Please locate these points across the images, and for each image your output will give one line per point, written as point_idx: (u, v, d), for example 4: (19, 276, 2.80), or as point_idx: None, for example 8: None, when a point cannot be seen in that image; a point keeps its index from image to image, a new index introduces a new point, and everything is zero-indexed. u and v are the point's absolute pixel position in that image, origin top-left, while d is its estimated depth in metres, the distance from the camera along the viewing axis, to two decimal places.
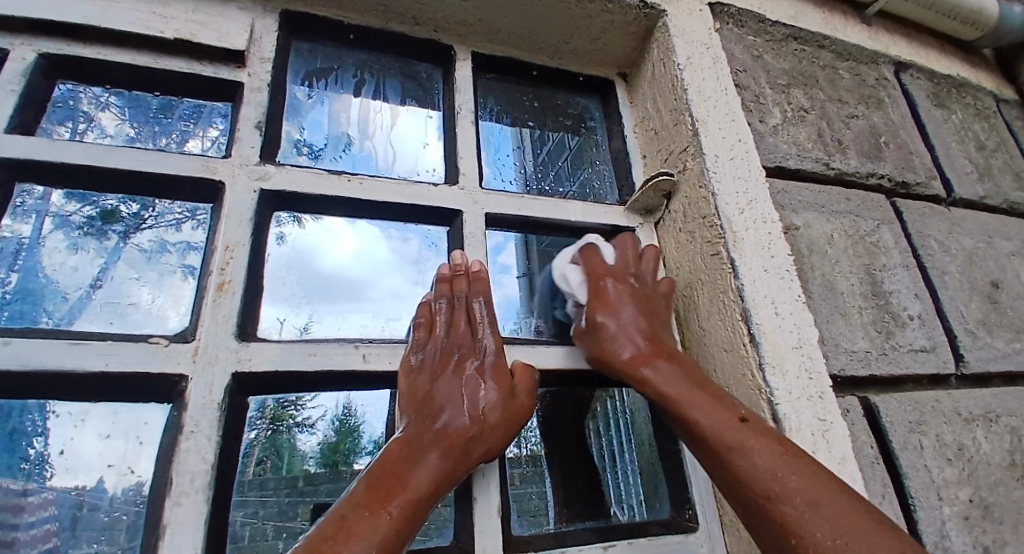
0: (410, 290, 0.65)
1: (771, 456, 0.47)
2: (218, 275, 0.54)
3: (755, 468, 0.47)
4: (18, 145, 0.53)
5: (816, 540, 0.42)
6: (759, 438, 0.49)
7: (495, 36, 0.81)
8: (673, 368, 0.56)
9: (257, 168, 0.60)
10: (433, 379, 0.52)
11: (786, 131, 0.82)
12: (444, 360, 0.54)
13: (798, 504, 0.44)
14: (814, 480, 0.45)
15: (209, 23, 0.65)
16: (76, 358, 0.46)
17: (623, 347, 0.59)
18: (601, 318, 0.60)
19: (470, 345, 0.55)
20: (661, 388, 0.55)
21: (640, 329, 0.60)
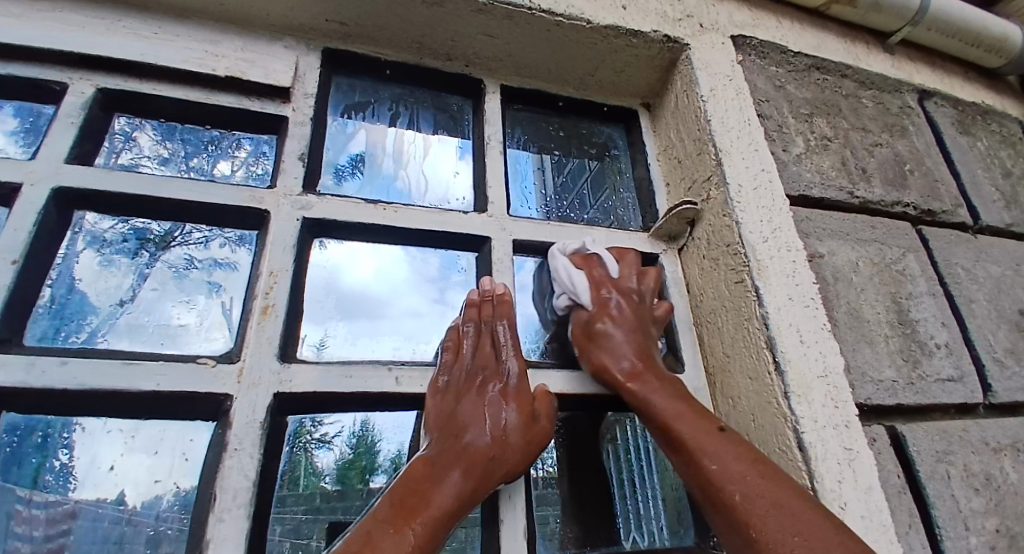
0: (429, 307, 0.66)
1: (739, 461, 0.50)
2: (262, 299, 0.56)
3: (722, 469, 0.50)
4: (81, 177, 0.57)
5: (776, 537, 0.45)
6: (731, 445, 0.51)
7: (523, 70, 0.85)
8: (658, 381, 0.57)
9: (298, 198, 0.63)
10: (458, 399, 0.54)
11: (810, 160, 0.83)
12: (470, 382, 0.55)
13: (762, 504, 0.47)
14: (778, 485, 0.48)
15: (258, 61, 0.70)
16: (130, 378, 0.49)
17: (619, 359, 0.59)
18: (604, 328, 0.61)
19: (496, 369, 0.56)
20: (647, 396, 0.56)
21: (632, 341, 0.60)
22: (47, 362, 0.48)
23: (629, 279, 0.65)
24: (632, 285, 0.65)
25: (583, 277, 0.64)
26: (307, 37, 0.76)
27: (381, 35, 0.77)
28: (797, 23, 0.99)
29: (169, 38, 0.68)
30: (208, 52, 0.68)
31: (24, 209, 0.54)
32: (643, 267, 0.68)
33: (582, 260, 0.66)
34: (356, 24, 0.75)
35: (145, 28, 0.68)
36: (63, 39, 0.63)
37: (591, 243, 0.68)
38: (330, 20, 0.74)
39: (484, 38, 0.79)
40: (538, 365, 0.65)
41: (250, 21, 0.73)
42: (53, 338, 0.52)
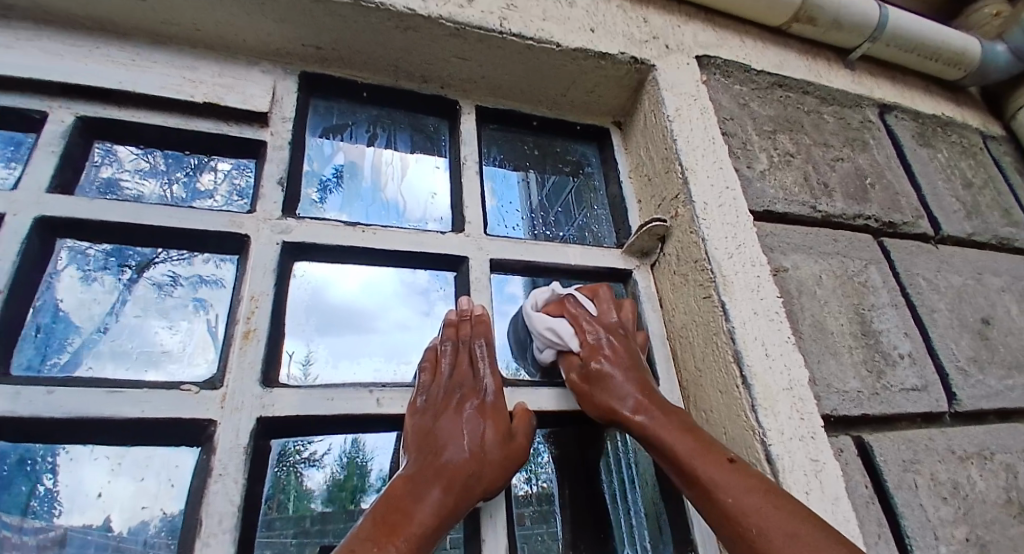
0: (418, 321, 0.68)
1: (752, 493, 0.51)
2: (243, 324, 0.57)
3: (737, 504, 0.50)
4: (63, 205, 0.57)
5: None
6: (743, 477, 0.52)
7: (497, 91, 0.87)
8: (665, 413, 0.58)
9: (279, 222, 0.64)
10: (437, 416, 0.55)
11: (774, 176, 0.87)
12: (447, 399, 0.57)
13: (779, 536, 0.48)
14: (793, 515, 0.49)
15: (235, 86, 0.71)
16: (114, 406, 0.50)
17: (623, 398, 0.59)
18: (601, 368, 0.61)
19: (474, 387, 0.58)
20: (656, 433, 0.56)
21: (631, 375, 0.61)
22: (32, 393, 0.48)
23: (607, 313, 0.67)
24: (614, 317, 0.67)
25: (565, 325, 0.65)
26: (285, 62, 0.78)
27: (356, 59, 0.79)
28: (760, 42, 1.04)
29: (145, 65, 0.69)
30: (185, 79, 0.69)
31: (6, 238, 0.54)
32: (616, 299, 0.70)
33: (557, 307, 0.67)
34: (331, 49, 0.77)
35: (122, 55, 0.69)
36: (38, 66, 0.63)
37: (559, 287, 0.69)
38: (306, 45, 0.76)
39: (458, 61, 0.81)
40: (516, 384, 0.67)
41: (227, 46, 0.75)
42: (39, 368, 0.52)
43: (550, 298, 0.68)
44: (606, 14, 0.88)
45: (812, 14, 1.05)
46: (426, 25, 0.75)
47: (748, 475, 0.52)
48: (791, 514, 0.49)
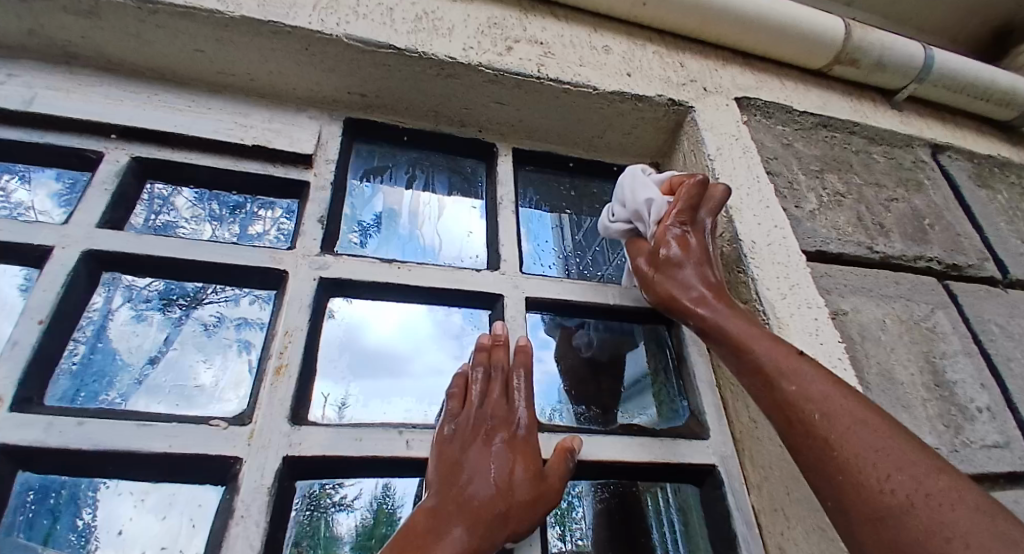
0: (451, 364, 0.65)
1: (820, 384, 0.50)
2: (276, 359, 0.57)
3: (801, 391, 0.50)
4: (113, 240, 0.59)
5: (859, 453, 0.45)
6: (809, 369, 0.52)
7: (533, 134, 0.88)
8: (730, 310, 0.60)
9: (318, 258, 0.65)
10: (465, 448, 0.51)
11: (825, 215, 0.83)
12: (477, 430, 0.53)
13: (848, 422, 0.47)
14: (864, 408, 0.48)
15: (284, 131, 0.74)
16: (142, 440, 0.49)
17: (687, 289, 0.63)
18: (670, 255, 0.65)
19: (506, 419, 0.54)
20: (718, 326, 0.59)
21: (700, 271, 0.64)
22: (64, 423, 0.48)
23: (703, 209, 0.68)
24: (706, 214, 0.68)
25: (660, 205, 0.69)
26: (331, 108, 0.81)
27: (399, 105, 0.82)
28: (801, 84, 1.02)
29: (201, 111, 0.73)
30: (237, 123, 0.73)
31: (55, 271, 0.56)
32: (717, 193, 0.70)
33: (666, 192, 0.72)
34: (376, 96, 0.80)
35: (181, 102, 0.73)
36: (103, 111, 0.67)
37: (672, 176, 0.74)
38: (352, 92, 0.79)
39: (496, 105, 0.83)
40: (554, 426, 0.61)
41: (279, 95, 0.79)
42: (72, 399, 0.52)
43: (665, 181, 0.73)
44: (642, 59, 0.89)
45: (854, 56, 1.04)
46: (466, 72, 0.77)
47: (819, 369, 0.52)
48: (859, 403, 0.48)
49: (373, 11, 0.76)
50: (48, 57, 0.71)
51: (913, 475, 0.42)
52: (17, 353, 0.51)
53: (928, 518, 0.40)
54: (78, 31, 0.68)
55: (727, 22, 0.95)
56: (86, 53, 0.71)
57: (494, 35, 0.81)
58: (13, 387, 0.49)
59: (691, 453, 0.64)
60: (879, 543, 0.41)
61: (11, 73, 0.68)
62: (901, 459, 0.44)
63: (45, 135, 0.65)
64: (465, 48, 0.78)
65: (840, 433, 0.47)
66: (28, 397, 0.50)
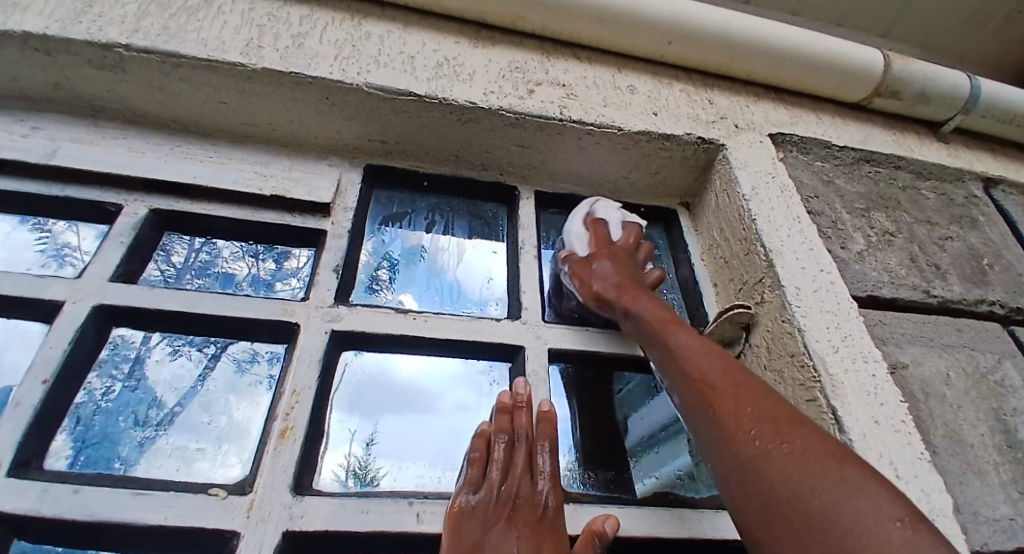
0: (477, 401, 0.62)
1: (714, 364, 0.53)
2: (281, 421, 0.53)
3: (699, 369, 0.53)
4: (126, 294, 0.58)
5: (739, 419, 0.47)
6: (706, 350, 0.55)
7: (557, 176, 0.85)
8: (649, 303, 0.63)
9: (330, 310, 0.62)
10: (486, 528, 0.46)
11: (874, 257, 0.77)
12: (499, 508, 0.48)
13: (733, 397, 0.49)
14: (751, 384, 0.50)
15: (302, 179, 0.73)
16: (137, 511, 0.45)
17: (610, 284, 0.66)
18: (598, 262, 0.69)
19: (531, 496, 0.49)
20: (638, 316, 0.62)
21: (621, 272, 0.68)
22: (60, 490, 0.45)
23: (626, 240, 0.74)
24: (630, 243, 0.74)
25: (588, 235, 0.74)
26: (351, 156, 0.80)
27: (419, 151, 0.80)
28: (838, 119, 0.97)
29: (221, 161, 0.73)
30: (257, 172, 0.72)
31: (64, 326, 0.54)
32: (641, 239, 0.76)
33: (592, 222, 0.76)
34: (395, 142, 0.79)
35: (202, 153, 0.73)
36: (124, 163, 0.68)
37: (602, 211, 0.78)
38: (371, 139, 0.78)
39: (517, 149, 0.80)
40: (581, 497, 0.55)
41: (299, 143, 0.78)
42: (71, 463, 0.49)
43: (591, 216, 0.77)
44: (669, 98, 0.86)
45: (895, 88, 0.99)
46: (486, 117, 0.76)
47: (717, 350, 0.55)
48: (743, 377, 0.51)
49: (394, 59, 0.76)
50: (76, 110, 0.72)
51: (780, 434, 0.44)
52: (19, 413, 0.49)
53: (791, 474, 0.41)
54: (103, 84, 0.70)
55: (756, 58, 0.92)
56: (111, 106, 0.72)
57: (515, 79, 0.80)
58: (11, 450, 0.46)
59: (737, 527, 0.56)
60: (755, 499, 0.42)
61: (37, 127, 0.69)
62: (774, 422, 0.45)
63: (65, 189, 0.65)
64: (486, 92, 0.76)
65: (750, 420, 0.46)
66: (26, 461, 0.47)
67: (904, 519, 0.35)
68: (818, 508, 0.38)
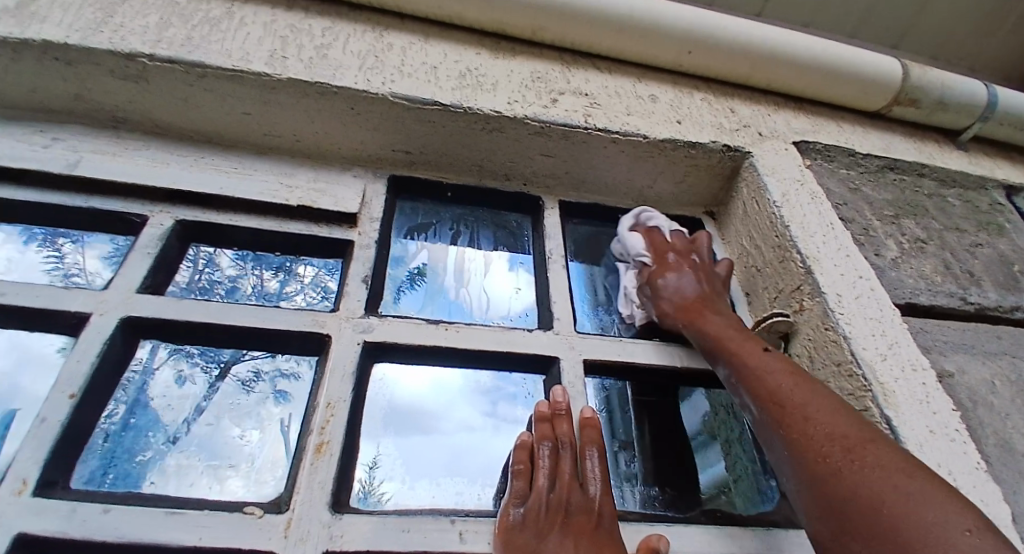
0: (481, 422, 0.59)
1: (783, 377, 0.54)
2: (316, 436, 0.51)
3: (770, 388, 0.53)
4: (151, 306, 0.57)
5: (813, 438, 0.47)
6: (777, 366, 0.55)
7: (580, 185, 0.84)
8: (727, 321, 0.64)
9: (361, 321, 0.61)
10: (541, 537, 0.44)
11: (908, 264, 0.76)
12: (552, 514, 0.46)
13: (801, 415, 0.50)
14: (820, 397, 0.50)
15: (329, 190, 0.72)
16: (169, 531, 0.43)
17: (684, 301, 0.67)
18: (666, 277, 0.70)
19: (584, 503, 0.47)
20: (709, 332, 0.63)
21: (692, 288, 0.69)
22: (88, 510, 0.43)
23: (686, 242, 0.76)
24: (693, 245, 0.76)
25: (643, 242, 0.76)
26: (376, 167, 0.79)
27: (442, 161, 0.80)
28: (861, 128, 0.97)
29: (245, 172, 0.72)
30: (282, 184, 0.71)
31: (92, 338, 0.53)
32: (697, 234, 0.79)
33: (643, 230, 0.78)
34: (420, 153, 0.78)
35: (225, 164, 0.73)
36: (146, 174, 0.67)
37: (650, 214, 0.80)
38: (396, 149, 0.78)
39: (541, 157, 0.80)
40: (627, 514, 0.53)
41: (323, 155, 0.78)
42: (99, 482, 0.47)
43: (641, 222, 0.79)
44: (692, 107, 0.86)
45: (913, 96, 0.99)
46: (512, 126, 0.75)
47: (787, 364, 0.56)
48: (821, 395, 0.51)
49: (417, 70, 0.76)
50: (98, 122, 0.72)
51: (855, 454, 0.44)
52: (45, 430, 0.47)
53: (873, 495, 0.41)
54: (125, 96, 0.70)
55: (777, 66, 0.92)
56: (134, 118, 0.72)
57: (538, 88, 0.80)
58: (37, 469, 0.44)
59: (790, 543, 0.54)
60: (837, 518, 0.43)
61: (57, 137, 0.69)
62: (850, 440, 0.46)
63: (89, 200, 0.64)
64: (510, 101, 0.76)
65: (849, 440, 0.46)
66: (52, 480, 0.45)
67: (973, 527, 0.36)
68: (865, 496, 0.41)
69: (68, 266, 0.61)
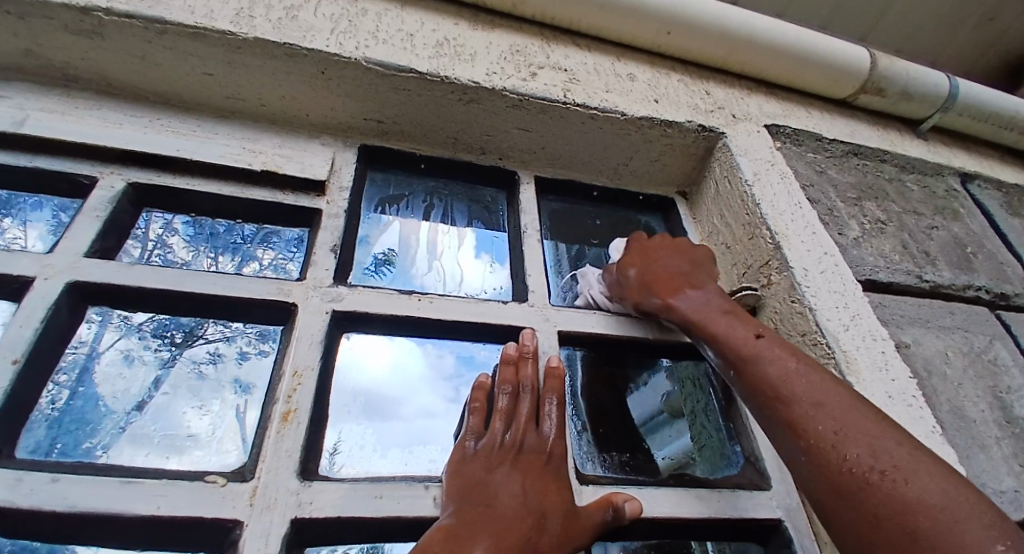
0: (444, 407, 0.57)
1: (780, 363, 0.50)
2: (283, 403, 0.49)
3: (765, 375, 0.50)
4: (103, 270, 0.54)
5: (815, 430, 0.44)
6: (771, 349, 0.52)
7: (556, 161, 0.84)
8: (701, 302, 0.61)
9: (330, 290, 0.59)
10: (490, 470, 0.46)
11: (870, 243, 0.78)
12: (504, 452, 0.48)
13: (803, 404, 0.47)
14: (822, 384, 0.47)
15: (296, 157, 0.70)
16: (124, 500, 0.41)
17: (651, 290, 0.65)
18: (631, 272, 0.68)
19: (537, 443, 0.49)
20: (683, 317, 0.60)
21: (659, 274, 0.66)
22: (36, 480, 0.41)
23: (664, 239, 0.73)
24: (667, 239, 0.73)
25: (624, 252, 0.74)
26: (347, 136, 0.77)
27: (416, 132, 0.78)
28: (827, 113, 0.99)
29: (208, 136, 0.69)
30: (247, 149, 0.68)
31: (35, 303, 0.50)
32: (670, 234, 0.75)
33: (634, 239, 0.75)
34: (393, 122, 0.76)
35: (186, 127, 0.69)
36: (100, 134, 0.63)
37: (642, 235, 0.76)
38: (368, 118, 0.75)
39: (518, 131, 0.79)
40: (598, 478, 0.53)
41: (291, 122, 0.75)
42: (47, 452, 0.44)
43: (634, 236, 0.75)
44: (669, 87, 0.86)
45: (880, 85, 1.02)
46: (489, 97, 0.74)
47: (780, 347, 0.52)
48: (829, 384, 0.47)
49: (392, 36, 0.73)
50: (48, 80, 0.68)
51: (865, 449, 0.42)
52: None
53: (887, 493, 0.39)
54: (77, 51, 0.65)
55: (752, 49, 0.93)
56: (86, 75, 0.68)
57: (517, 61, 0.78)
58: None
59: (754, 506, 0.55)
60: (845, 513, 0.41)
61: (2, 94, 0.64)
62: (858, 432, 0.43)
63: (33, 159, 0.61)
64: (489, 73, 0.75)
65: (805, 407, 0.46)
66: None
67: (1009, 542, 0.34)
68: (876, 492, 0.39)
69: (6, 241, 0.56)
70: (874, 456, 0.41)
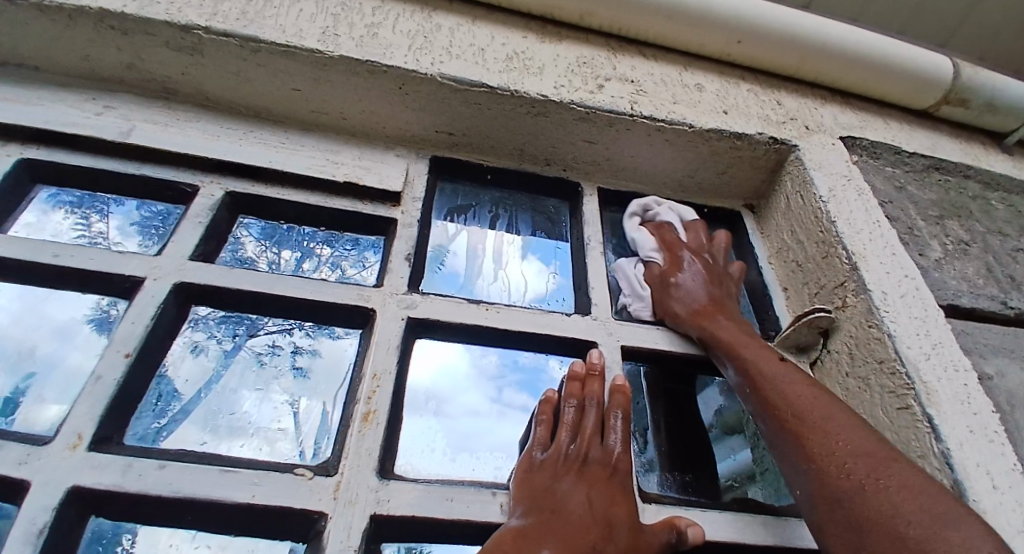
0: (488, 407, 0.59)
1: (796, 383, 0.54)
2: (364, 405, 0.53)
3: (779, 391, 0.54)
4: (204, 273, 0.59)
5: (826, 444, 0.48)
6: (787, 371, 0.56)
7: (620, 173, 0.84)
8: (733, 325, 0.63)
9: (405, 297, 0.62)
10: (556, 480, 0.48)
11: (952, 266, 0.75)
12: (569, 463, 0.49)
13: (812, 418, 0.51)
14: (829, 405, 0.51)
15: (374, 168, 0.74)
16: (224, 488, 0.45)
17: (693, 302, 0.67)
18: (678, 278, 0.70)
19: (602, 456, 0.50)
20: (716, 336, 0.62)
21: (699, 288, 0.68)
22: (143, 466, 0.45)
23: (695, 240, 0.76)
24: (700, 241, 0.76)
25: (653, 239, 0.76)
26: (419, 147, 0.80)
27: (485, 144, 0.80)
28: (906, 125, 0.95)
29: (293, 148, 0.74)
30: (328, 160, 0.73)
31: (145, 302, 0.55)
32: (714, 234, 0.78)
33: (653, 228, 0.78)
34: (463, 134, 0.79)
35: (272, 138, 0.74)
36: (199, 145, 0.69)
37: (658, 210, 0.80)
38: (439, 131, 0.78)
39: (584, 144, 0.80)
40: (662, 497, 0.54)
41: (368, 134, 0.79)
42: (153, 439, 0.49)
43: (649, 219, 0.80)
44: (738, 98, 0.85)
45: (964, 96, 0.97)
46: (557, 110, 0.75)
47: (795, 370, 0.57)
48: (834, 403, 0.52)
49: (465, 51, 0.76)
50: (150, 92, 0.74)
51: (868, 463, 0.45)
52: (100, 387, 0.49)
53: (879, 506, 0.42)
54: (177, 66, 0.71)
55: (824, 59, 0.91)
56: (184, 89, 0.74)
57: (584, 74, 0.79)
58: (92, 424, 0.46)
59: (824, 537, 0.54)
60: (841, 523, 0.44)
61: (108, 105, 0.71)
62: (863, 449, 0.47)
63: (140, 167, 0.67)
64: (557, 86, 0.76)
65: (816, 420, 0.50)
66: (107, 436, 0.47)
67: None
68: (870, 502, 0.43)
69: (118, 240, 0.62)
70: (865, 466, 0.45)
